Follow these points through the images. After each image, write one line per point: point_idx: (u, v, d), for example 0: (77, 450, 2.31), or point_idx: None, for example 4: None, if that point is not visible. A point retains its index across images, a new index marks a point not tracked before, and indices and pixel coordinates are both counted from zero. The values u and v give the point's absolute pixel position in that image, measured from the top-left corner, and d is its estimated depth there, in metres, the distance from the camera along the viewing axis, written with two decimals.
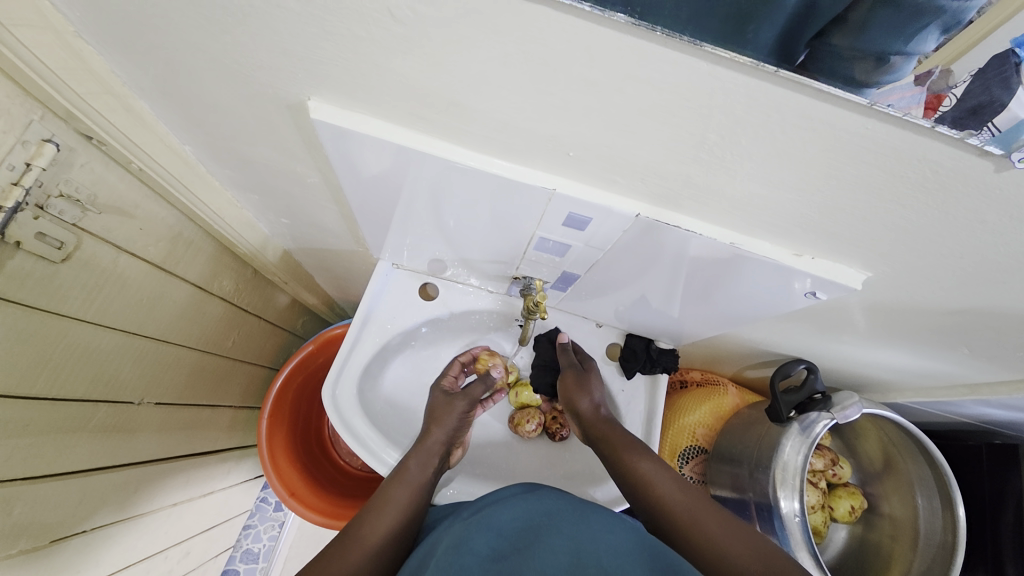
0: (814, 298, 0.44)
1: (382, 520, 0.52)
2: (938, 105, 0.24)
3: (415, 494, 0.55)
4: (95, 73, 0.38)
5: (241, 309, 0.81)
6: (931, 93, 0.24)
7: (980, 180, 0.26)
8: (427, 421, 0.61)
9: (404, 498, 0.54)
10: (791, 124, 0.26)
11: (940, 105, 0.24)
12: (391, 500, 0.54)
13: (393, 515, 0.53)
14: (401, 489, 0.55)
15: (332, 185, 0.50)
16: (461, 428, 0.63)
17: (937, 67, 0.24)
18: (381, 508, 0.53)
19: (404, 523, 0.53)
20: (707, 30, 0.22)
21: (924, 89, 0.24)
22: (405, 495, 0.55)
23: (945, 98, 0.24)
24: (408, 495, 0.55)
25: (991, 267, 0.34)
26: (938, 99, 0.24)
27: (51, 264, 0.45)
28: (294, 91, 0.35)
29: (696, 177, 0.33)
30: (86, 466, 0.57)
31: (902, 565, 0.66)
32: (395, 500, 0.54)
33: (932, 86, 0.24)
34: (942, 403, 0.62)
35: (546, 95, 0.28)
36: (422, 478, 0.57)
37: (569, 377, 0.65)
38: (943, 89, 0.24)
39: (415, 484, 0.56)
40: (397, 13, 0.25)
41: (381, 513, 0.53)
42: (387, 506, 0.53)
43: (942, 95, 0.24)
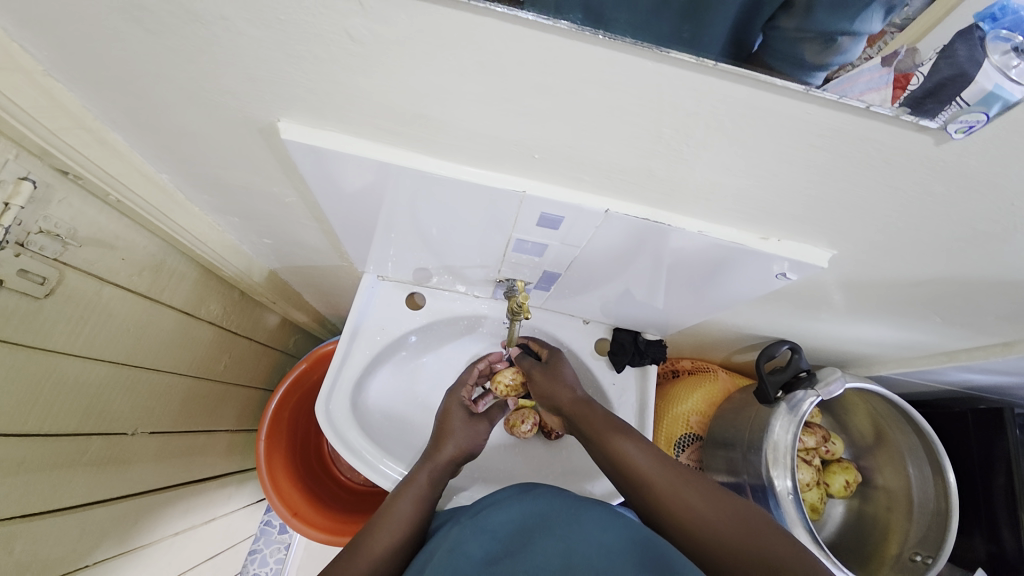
0: (786, 279, 0.45)
1: (387, 531, 0.51)
2: (906, 84, 0.24)
3: (419, 505, 0.55)
4: (67, 109, 0.39)
5: (230, 332, 0.81)
6: (901, 72, 0.24)
7: (923, 154, 0.28)
8: (438, 437, 0.62)
9: (408, 511, 0.54)
10: (739, 114, 0.27)
11: (908, 84, 0.24)
12: (396, 512, 0.54)
13: (396, 530, 0.52)
14: (406, 501, 0.55)
15: (309, 203, 0.51)
16: (471, 449, 0.62)
17: (903, 47, 0.24)
18: (385, 519, 0.52)
19: (408, 535, 0.52)
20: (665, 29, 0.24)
21: (892, 69, 0.24)
22: (408, 510, 0.54)
23: (912, 77, 0.24)
24: (412, 509, 0.54)
25: (947, 235, 0.35)
26: (907, 78, 0.24)
27: (35, 301, 0.45)
28: (263, 113, 0.36)
29: (658, 171, 0.34)
30: (84, 500, 0.57)
31: (900, 534, 0.68)
32: (400, 511, 0.54)
33: (899, 65, 0.24)
34: (925, 372, 0.64)
35: (506, 101, 0.29)
36: (428, 493, 0.57)
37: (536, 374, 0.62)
38: (910, 68, 0.24)
39: (419, 497, 0.56)
40: (354, 33, 0.26)
41: (385, 524, 0.52)
42: (391, 517, 0.53)
43: (909, 74, 0.24)
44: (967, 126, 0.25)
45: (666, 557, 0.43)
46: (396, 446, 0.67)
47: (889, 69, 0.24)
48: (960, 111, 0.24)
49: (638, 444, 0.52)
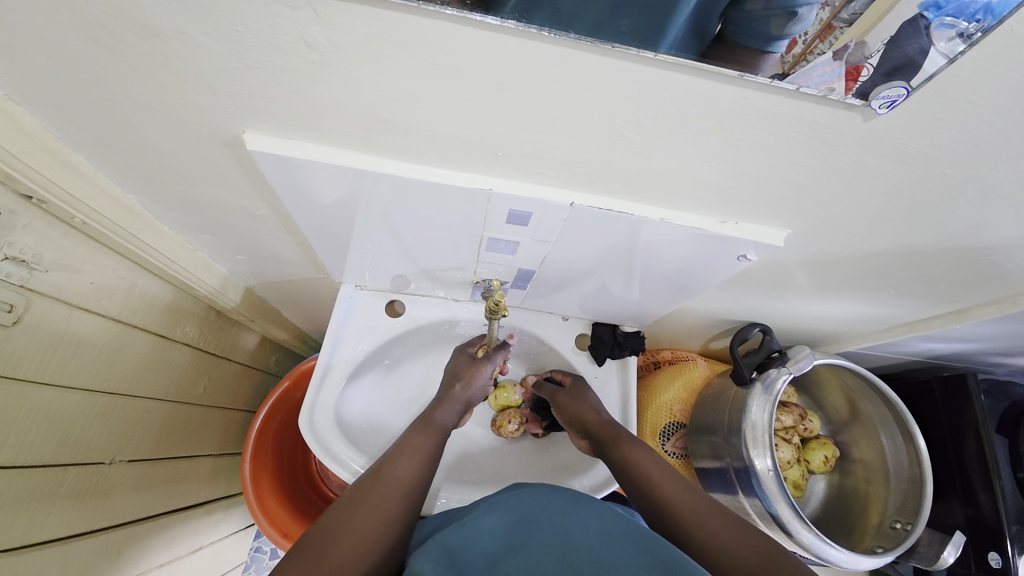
0: (748, 261, 0.47)
1: (412, 460, 0.54)
2: (857, 75, 0.27)
3: (438, 439, 0.58)
4: (28, 133, 0.39)
5: (208, 353, 0.80)
6: (850, 64, 0.26)
7: (856, 131, 0.30)
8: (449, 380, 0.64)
9: (429, 442, 0.56)
10: (684, 102, 0.29)
11: (859, 75, 0.27)
12: (416, 442, 0.56)
13: (420, 457, 0.55)
14: (427, 434, 0.57)
15: (280, 215, 0.51)
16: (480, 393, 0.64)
17: (852, 41, 0.26)
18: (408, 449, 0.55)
19: (429, 463, 0.55)
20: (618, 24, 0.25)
21: (842, 62, 0.26)
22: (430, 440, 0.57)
23: (863, 68, 0.26)
24: (433, 441, 0.57)
25: (890, 208, 0.38)
26: (858, 70, 0.26)
27: (3, 328, 0.44)
28: (228, 127, 0.36)
29: (616, 161, 0.35)
30: (63, 533, 0.55)
31: (879, 503, 0.70)
32: (420, 443, 0.56)
33: (850, 58, 0.26)
34: (889, 344, 0.67)
35: (464, 101, 0.30)
36: (444, 427, 0.59)
37: (563, 396, 0.67)
38: (860, 59, 0.26)
39: (437, 431, 0.58)
40: (312, 41, 0.27)
41: (407, 454, 0.54)
42: (412, 447, 0.55)
43: (860, 65, 0.26)
44: (889, 101, 0.27)
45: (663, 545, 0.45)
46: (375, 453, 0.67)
47: (840, 63, 0.26)
48: (882, 85, 0.26)
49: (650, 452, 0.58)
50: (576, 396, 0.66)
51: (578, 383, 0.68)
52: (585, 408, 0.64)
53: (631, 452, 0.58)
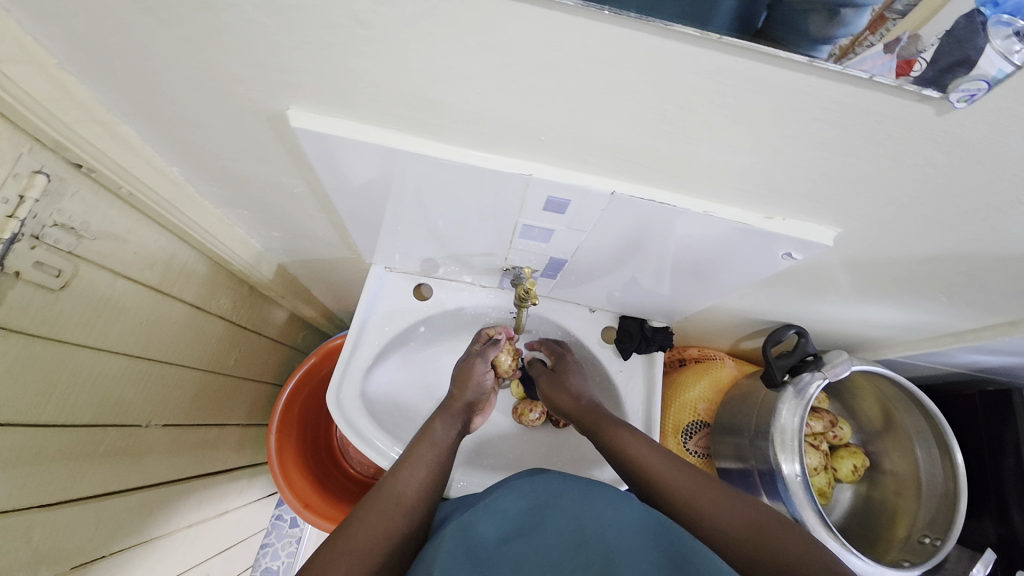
0: (791, 259, 0.45)
1: (416, 474, 0.53)
2: (909, 70, 0.25)
3: (441, 451, 0.57)
4: (82, 103, 0.40)
5: (240, 326, 0.82)
6: (902, 59, 0.25)
7: (925, 125, 0.28)
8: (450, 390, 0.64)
9: (432, 455, 0.56)
10: (743, 89, 0.27)
11: (912, 69, 0.25)
12: (420, 456, 0.55)
13: (423, 470, 0.54)
14: (430, 447, 0.56)
15: (317, 193, 0.51)
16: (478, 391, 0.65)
17: (905, 34, 0.25)
18: (411, 460, 0.54)
19: (433, 477, 0.54)
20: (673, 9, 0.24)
21: (894, 55, 0.25)
22: (434, 453, 0.56)
23: (915, 63, 0.25)
24: (436, 454, 0.56)
25: (952, 210, 0.35)
26: (909, 64, 0.25)
27: (50, 292, 0.46)
28: (273, 103, 0.36)
29: (663, 149, 0.34)
30: (100, 490, 0.58)
31: (908, 517, 0.68)
32: (423, 456, 0.55)
33: (902, 52, 0.25)
34: (932, 354, 0.64)
35: (510, 82, 0.30)
36: (447, 440, 0.59)
37: (544, 383, 0.68)
38: (913, 54, 0.25)
39: (441, 443, 0.57)
40: (361, 16, 0.27)
41: (410, 466, 0.54)
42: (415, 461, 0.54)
43: (912, 60, 0.25)
44: (969, 94, 0.25)
45: (682, 542, 0.44)
46: (397, 433, 0.68)
47: (891, 56, 0.25)
48: (960, 79, 0.25)
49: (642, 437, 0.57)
50: (553, 386, 0.67)
51: (563, 365, 0.69)
52: (563, 395, 0.65)
53: (624, 442, 0.56)
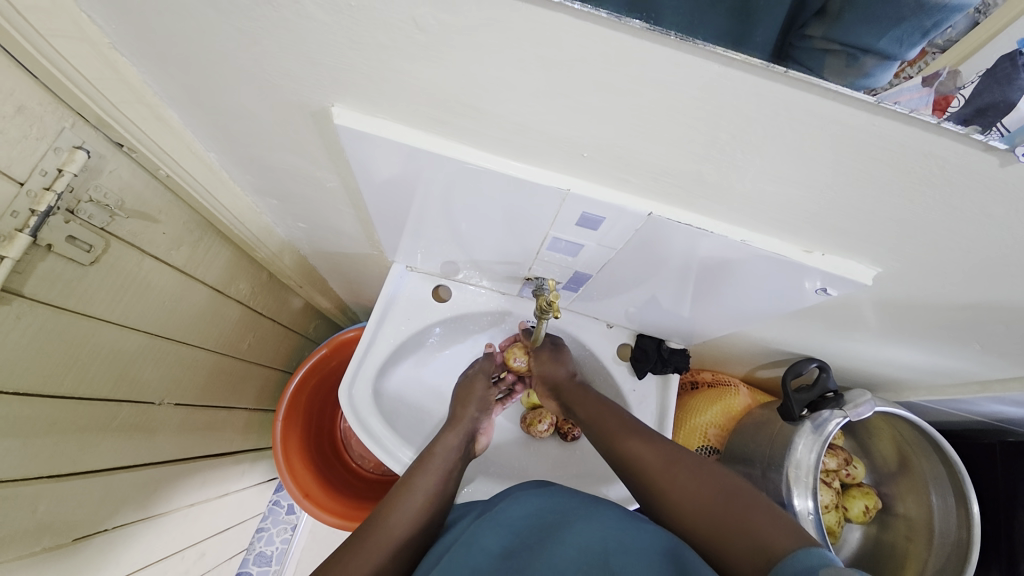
0: (824, 294, 0.44)
1: (408, 504, 0.54)
2: (946, 106, 0.24)
3: (436, 477, 0.58)
4: (129, 84, 0.40)
5: (257, 312, 0.83)
6: (940, 94, 0.24)
7: (987, 174, 0.27)
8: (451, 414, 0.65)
9: (430, 485, 0.56)
10: (801, 122, 0.27)
11: (948, 106, 0.24)
12: (415, 486, 0.56)
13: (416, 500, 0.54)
14: (425, 474, 0.57)
15: (349, 190, 0.51)
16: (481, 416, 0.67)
17: (944, 70, 0.24)
18: (404, 493, 0.54)
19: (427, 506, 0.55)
20: (715, 30, 0.24)
21: (931, 90, 0.24)
22: (428, 481, 0.57)
23: (953, 99, 0.24)
24: (433, 484, 0.57)
25: (999, 260, 0.34)
26: (947, 100, 0.24)
27: (80, 267, 0.47)
28: (318, 98, 0.37)
29: (707, 175, 0.33)
30: (108, 465, 0.59)
31: (917, 563, 0.66)
32: (421, 486, 0.56)
33: (939, 87, 0.24)
34: (956, 401, 0.62)
35: (561, 97, 0.29)
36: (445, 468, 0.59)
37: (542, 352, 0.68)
38: (951, 90, 0.24)
39: (439, 471, 0.58)
40: (421, 22, 0.26)
41: (406, 497, 0.54)
42: (411, 491, 0.55)
43: (949, 96, 0.24)
44: None
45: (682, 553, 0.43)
46: (407, 434, 0.67)
47: (929, 91, 0.24)
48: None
49: (640, 431, 0.56)
50: (555, 358, 0.67)
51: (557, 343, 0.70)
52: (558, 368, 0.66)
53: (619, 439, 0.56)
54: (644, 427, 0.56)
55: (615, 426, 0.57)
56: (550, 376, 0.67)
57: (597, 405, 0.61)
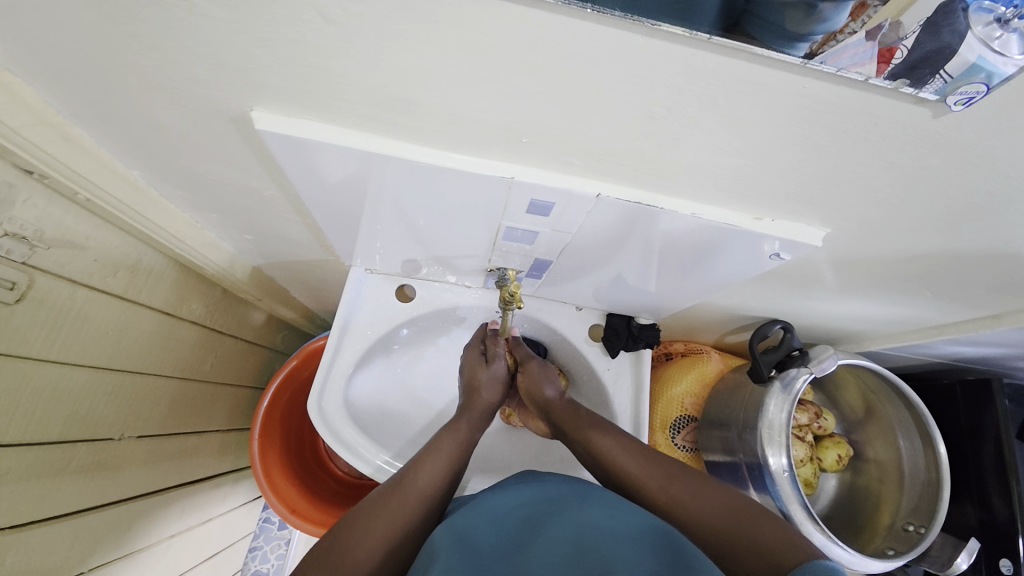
0: (779, 258, 0.44)
1: (434, 467, 0.52)
2: (890, 58, 0.23)
3: (460, 446, 0.56)
4: (28, 105, 0.37)
5: (215, 331, 0.79)
6: (884, 46, 0.23)
7: (921, 128, 0.27)
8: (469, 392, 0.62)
9: (454, 452, 0.55)
10: (733, 90, 0.26)
11: (893, 58, 0.23)
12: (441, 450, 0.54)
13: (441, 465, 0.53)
14: (449, 441, 0.55)
15: (291, 197, 0.49)
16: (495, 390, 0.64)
17: (886, 21, 0.23)
18: (431, 457, 0.53)
19: (450, 472, 0.53)
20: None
21: (876, 43, 0.23)
22: (452, 447, 0.55)
23: (896, 51, 0.23)
24: (457, 449, 0.55)
25: (940, 209, 0.35)
26: (891, 52, 0.23)
27: (5, 306, 0.43)
28: (236, 103, 0.34)
29: (650, 151, 0.33)
30: (73, 508, 0.56)
31: (891, 505, 0.69)
32: (445, 452, 0.54)
33: (883, 39, 0.23)
34: (914, 346, 0.64)
35: (491, 83, 0.28)
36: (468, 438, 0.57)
37: (534, 367, 0.66)
38: (894, 41, 0.23)
39: (461, 439, 0.56)
40: (327, 13, 0.24)
41: (431, 461, 0.53)
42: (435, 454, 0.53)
43: (893, 47, 0.23)
44: (966, 98, 0.24)
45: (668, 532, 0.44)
46: (385, 439, 0.67)
47: (873, 44, 0.23)
48: (961, 81, 0.24)
49: (617, 435, 0.56)
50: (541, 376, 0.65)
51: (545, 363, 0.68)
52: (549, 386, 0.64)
53: (598, 442, 0.56)
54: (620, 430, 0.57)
55: (586, 425, 0.59)
56: (536, 391, 0.64)
57: (567, 406, 0.61)
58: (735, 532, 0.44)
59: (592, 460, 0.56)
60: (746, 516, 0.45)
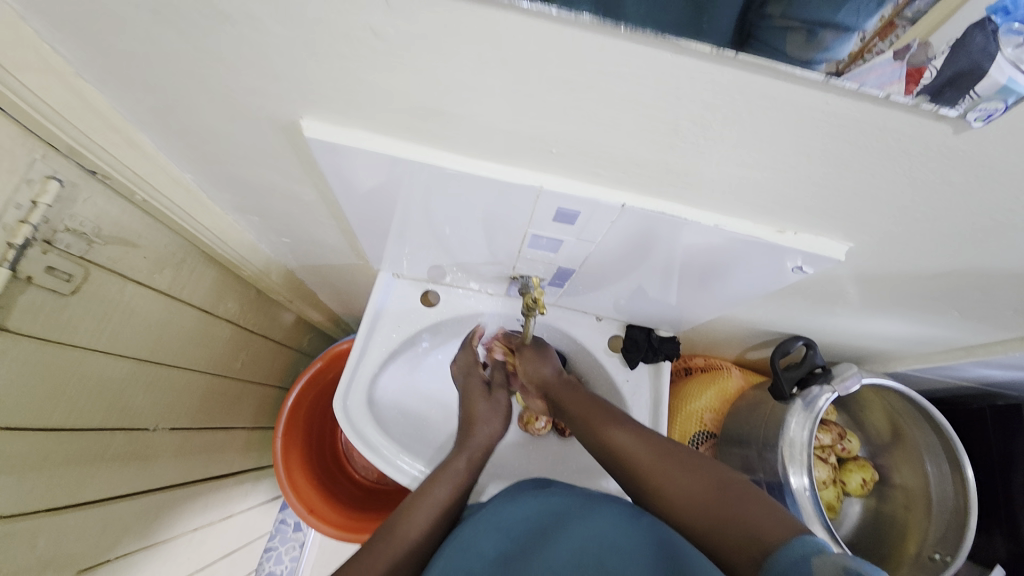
0: (802, 272, 0.45)
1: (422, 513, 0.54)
2: (919, 78, 0.25)
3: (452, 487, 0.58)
4: (99, 111, 0.41)
5: (247, 330, 0.83)
6: (912, 67, 0.24)
7: (943, 143, 0.28)
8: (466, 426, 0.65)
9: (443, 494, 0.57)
10: (757, 105, 0.27)
11: (921, 78, 0.24)
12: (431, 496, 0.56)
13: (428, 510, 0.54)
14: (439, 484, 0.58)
15: (329, 202, 0.52)
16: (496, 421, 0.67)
17: (914, 41, 0.24)
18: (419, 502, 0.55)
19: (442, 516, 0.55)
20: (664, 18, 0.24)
21: (903, 63, 0.24)
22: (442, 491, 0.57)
23: (925, 71, 0.24)
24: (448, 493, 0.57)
25: (965, 226, 0.35)
26: (919, 72, 0.24)
27: (61, 297, 0.47)
28: (287, 113, 0.37)
29: (675, 163, 0.34)
30: (106, 494, 0.58)
31: (918, 533, 0.67)
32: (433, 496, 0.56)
33: (911, 60, 0.24)
34: (942, 368, 0.63)
35: (524, 96, 0.30)
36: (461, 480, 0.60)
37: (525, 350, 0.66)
38: (923, 61, 0.24)
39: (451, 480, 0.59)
40: (379, 31, 0.27)
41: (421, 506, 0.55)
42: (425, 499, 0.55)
43: (922, 67, 0.24)
44: (986, 114, 0.25)
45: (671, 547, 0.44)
46: (406, 441, 0.68)
47: (902, 64, 0.24)
48: (978, 99, 0.24)
49: (631, 430, 0.55)
50: (537, 356, 0.65)
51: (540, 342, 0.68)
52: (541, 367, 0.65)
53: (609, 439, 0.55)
54: (634, 424, 0.55)
55: (597, 418, 0.57)
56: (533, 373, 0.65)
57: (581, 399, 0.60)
58: (734, 526, 0.42)
59: (607, 458, 0.55)
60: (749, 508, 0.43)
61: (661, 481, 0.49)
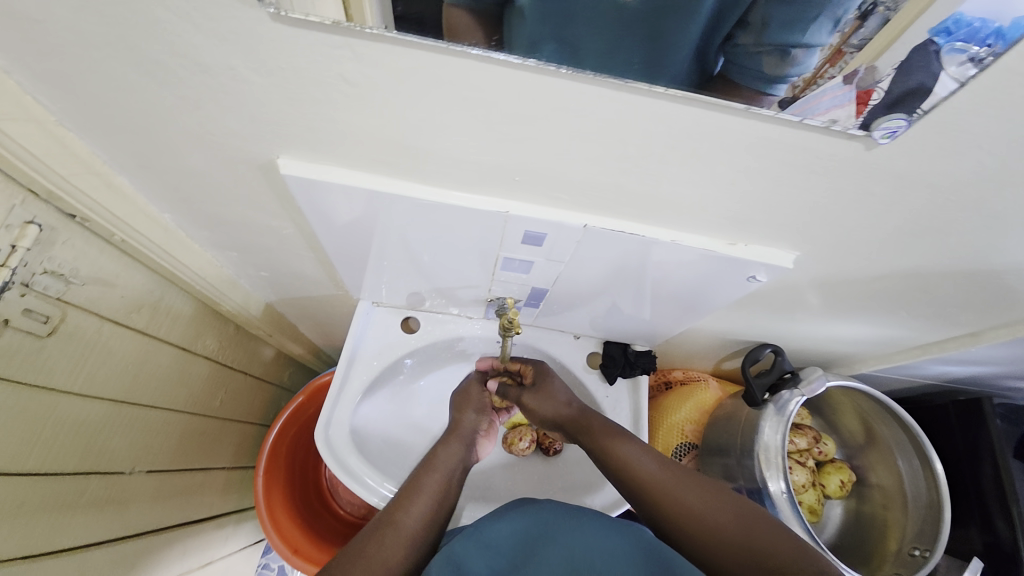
0: (757, 282, 0.48)
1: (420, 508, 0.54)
2: (867, 100, 0.27)
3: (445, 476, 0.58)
4: (79, 156, 0.42)
5: (227, 366, 0.82)
6: (861, 89, 0.27)
7: (859, 159, 0.31)
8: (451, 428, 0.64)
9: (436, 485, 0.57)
10: (694, 131, 0.30)
11: (870, 99, 0.27)
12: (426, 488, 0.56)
13: (427, 502, 0.55)
14: (432, 474, 0.58)
15: (306, 235, 0.53)
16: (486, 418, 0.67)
17: (862, 66, 0.26)
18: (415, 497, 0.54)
19: (436, 513, 0.55)
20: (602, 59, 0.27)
21: (852, 87, 0.26)
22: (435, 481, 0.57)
23: (873, 92, 0.27)
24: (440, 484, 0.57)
25: (893, 232, 0.39)
26: (868, 94, 0.27)
27: (38, 339, 0.47)
28: (263, 152, 0.39)
29: (628, 186, 0.37)
30: (82, 542, 0.57)
31: (897, 530, 0.69)
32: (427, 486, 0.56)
33: (859, 83, 0.26)
34: (903, 367, 0.66)
35: (485, 130, 0.32)
36: (452, 475, 0.59)
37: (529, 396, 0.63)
38: (870, 84, 0.26)
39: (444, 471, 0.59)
40: (349, 77, 0.29)
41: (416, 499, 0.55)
42: (420, 493, 0.55)
43: (870, 90, 0.27)
44: (890, 131, 0.28)
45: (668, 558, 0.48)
46: (390, 468, 0.68)
47: (851, 87, 0.27)
48: (883, 118, 0.28)
49: (639, 446, 0.55)
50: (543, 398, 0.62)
51: (540, 370, 0.65)
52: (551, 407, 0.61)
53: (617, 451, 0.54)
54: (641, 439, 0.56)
55: (603, 433, 0.56)
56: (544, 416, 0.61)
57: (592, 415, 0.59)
58: (748, 550, 0.45)
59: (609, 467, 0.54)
60: (760, 536, 0.46)
61: (674, 494, 0.50)
